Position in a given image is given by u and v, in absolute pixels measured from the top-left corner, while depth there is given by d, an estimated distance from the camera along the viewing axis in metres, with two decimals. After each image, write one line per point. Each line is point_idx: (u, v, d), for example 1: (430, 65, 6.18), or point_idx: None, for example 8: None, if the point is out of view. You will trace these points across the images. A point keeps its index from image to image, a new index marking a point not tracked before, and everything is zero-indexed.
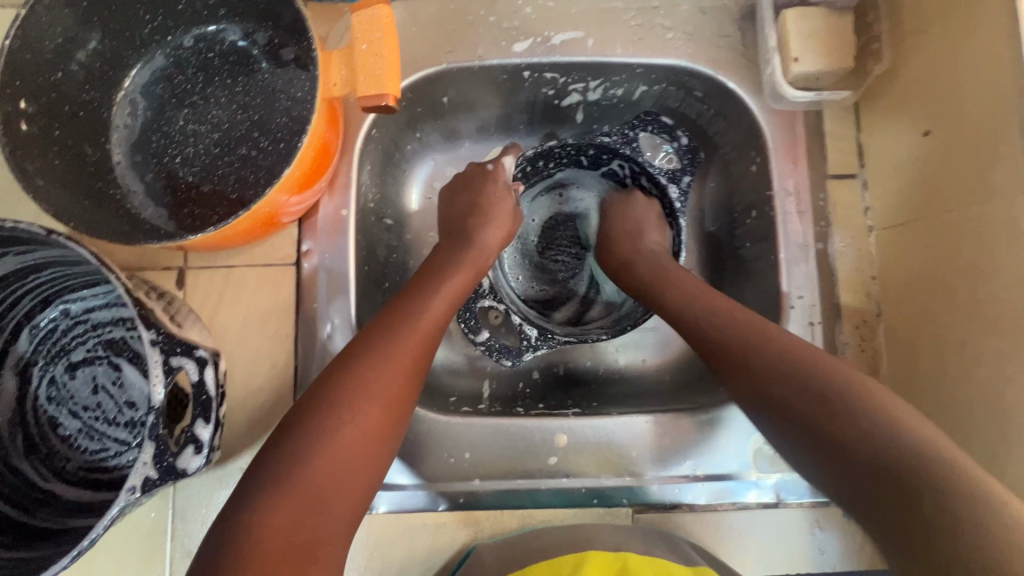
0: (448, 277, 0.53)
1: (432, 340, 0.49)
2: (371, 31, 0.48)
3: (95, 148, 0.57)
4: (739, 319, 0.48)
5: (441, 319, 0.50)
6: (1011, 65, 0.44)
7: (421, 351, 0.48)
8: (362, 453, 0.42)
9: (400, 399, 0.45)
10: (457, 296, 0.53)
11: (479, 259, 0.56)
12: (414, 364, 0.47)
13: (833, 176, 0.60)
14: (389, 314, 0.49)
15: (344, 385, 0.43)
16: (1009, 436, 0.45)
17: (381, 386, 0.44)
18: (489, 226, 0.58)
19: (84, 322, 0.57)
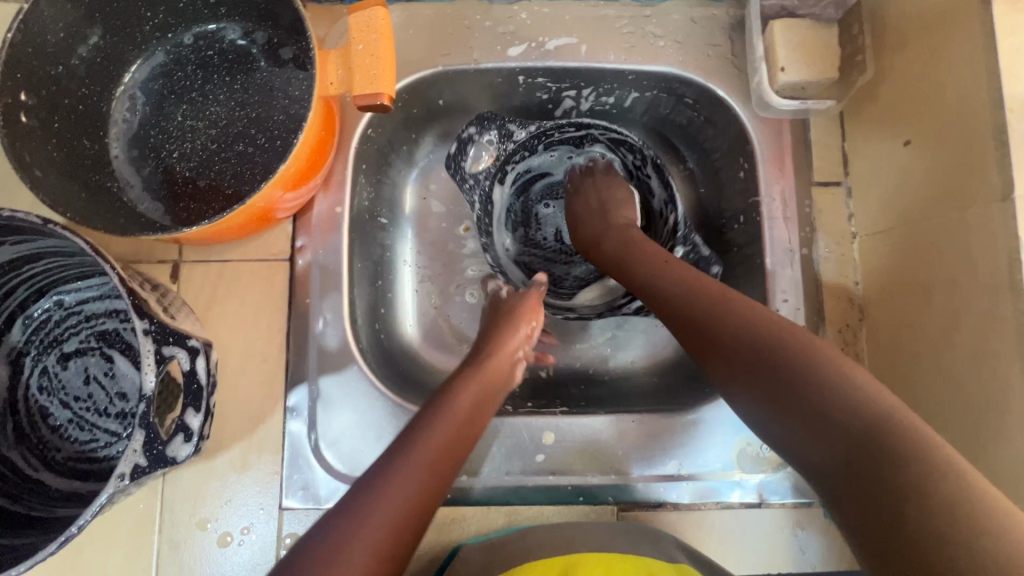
0: (498, 346, 0.55)
1: (479, 408, 0.50)
2: (368, 32, 0.49)
3: (93, 142, 0.58)
4: (705, 284, 0.48)
5: (487, 393, 0.51)
6: (986, 78, 0.45)
7: (471, 419, 0.48)
8: (410, 525, 0.40)
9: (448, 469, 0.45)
10: (507, 368, 0.54)
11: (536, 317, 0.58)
12: (462, 429, 0.47)
13: (817, 184, 0.62)
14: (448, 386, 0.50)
15: (395, 449, 0.44)
16: (986, 438, 0.46)
17: (431, 447, 0.44)
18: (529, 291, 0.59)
19: (77, 313, 0.58)
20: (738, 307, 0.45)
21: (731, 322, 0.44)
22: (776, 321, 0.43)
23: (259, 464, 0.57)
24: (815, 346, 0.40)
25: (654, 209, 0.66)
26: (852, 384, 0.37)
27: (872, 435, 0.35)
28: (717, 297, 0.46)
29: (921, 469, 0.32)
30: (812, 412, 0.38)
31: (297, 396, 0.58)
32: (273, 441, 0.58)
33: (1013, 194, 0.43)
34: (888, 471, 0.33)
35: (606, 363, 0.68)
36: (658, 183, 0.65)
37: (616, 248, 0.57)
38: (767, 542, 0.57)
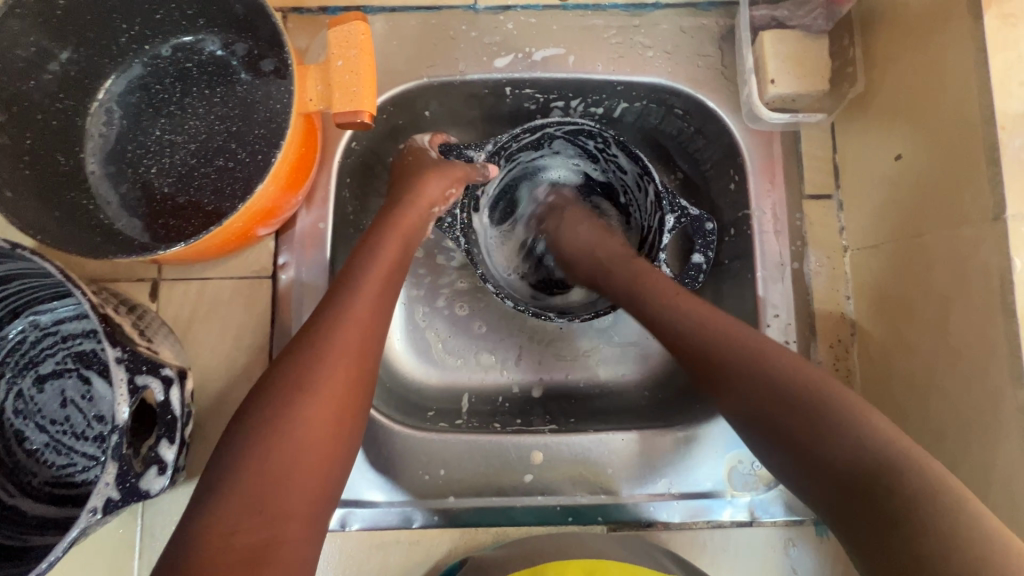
0: (384, 243, 0.51)
1: (381, 305, 0.48)
2: (348, 47, 0.48)
3: (68, 158, 0.57)
4: (730, 327, 0.47)
5: (383, 289, 0.49)
6: (977, 94, 0.44)
7: (371, 320, 0.47)
8: (332, 428, 0.42)
9: (360, 375, 0.45)
10: (397, 263, 0.51)
11: (409, 220, 0.54)
12: (365, 333, 0.46)
13: (809, 196, 0.61)
14: (341, 284, 0.48)
15: (299, 365, 0.43)
16: (978, 460, 0.45)
17: (338, 362, 0.43)
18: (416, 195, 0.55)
19: (54, 334, 0.56)
20: (763, 358, 0.44)
21: (754, 370, 0.43)
22: (800, 369, 0.43)
23: None
24: (840, 400, 0.40)
25: (634, 184, 0.64)
26: (885, 441, 0.38)
27: (884, 489, 0.36)
28: (735, 338, 0.45)
29: (935, 519, 0.34)
30: (822, 459, 0.39)
31: None
32: None
33: (1005, 214, 0.43)
34: (895, 535, 0.35)
35: (597, 378, 0.67)
36: (624, 157, 0.62)
37: (627, 282, 0.54)
38: (760, 560, 0.56)
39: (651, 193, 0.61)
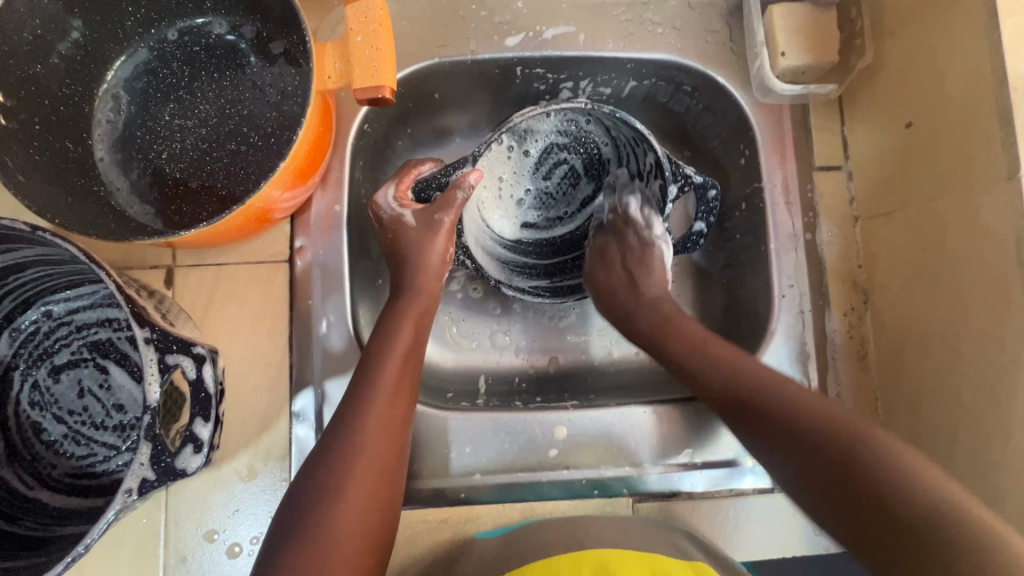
0: (400, 328, 0.52)
1: (402, 386, 0.48)
2: (366, 22, 0.47)
3: (77, 144, 0.56)
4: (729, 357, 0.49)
5: (403, 372, 0.49)
6: (989, 57, 0.45)
7: (395, 402, 0.47)
8: (368, 518, 0.42)
9: (388, 465, 0.45)
10: (413, 346, 0.51)
11: (423, 304, 0.55)
12: (390, 422, 0.46)
13: (819, 168, 0.62)
14: (364, 372, 0.48)
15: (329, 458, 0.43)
16: (996, 415, 0.46)
17: (365, 456, 0.44)
18: (425, 274, 0.55)
19: (68, 324, 0.55)
20: (772, 386, 0.45)
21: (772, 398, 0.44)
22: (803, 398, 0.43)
23: (267, 472, 0.56)
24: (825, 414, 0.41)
25: (626, 143, 0.62)
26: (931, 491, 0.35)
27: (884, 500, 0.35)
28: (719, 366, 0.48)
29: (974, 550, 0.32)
30: (842, 493, 0.38)
31: (304, 400, 0.57)
32: (279, 447, 0.56)
33: (1019, 173, 0.43)
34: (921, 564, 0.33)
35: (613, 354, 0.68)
36: (620, 122, 0.59)
37: (653, 325, 0.55)
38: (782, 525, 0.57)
39: (649, 161, 0.60)
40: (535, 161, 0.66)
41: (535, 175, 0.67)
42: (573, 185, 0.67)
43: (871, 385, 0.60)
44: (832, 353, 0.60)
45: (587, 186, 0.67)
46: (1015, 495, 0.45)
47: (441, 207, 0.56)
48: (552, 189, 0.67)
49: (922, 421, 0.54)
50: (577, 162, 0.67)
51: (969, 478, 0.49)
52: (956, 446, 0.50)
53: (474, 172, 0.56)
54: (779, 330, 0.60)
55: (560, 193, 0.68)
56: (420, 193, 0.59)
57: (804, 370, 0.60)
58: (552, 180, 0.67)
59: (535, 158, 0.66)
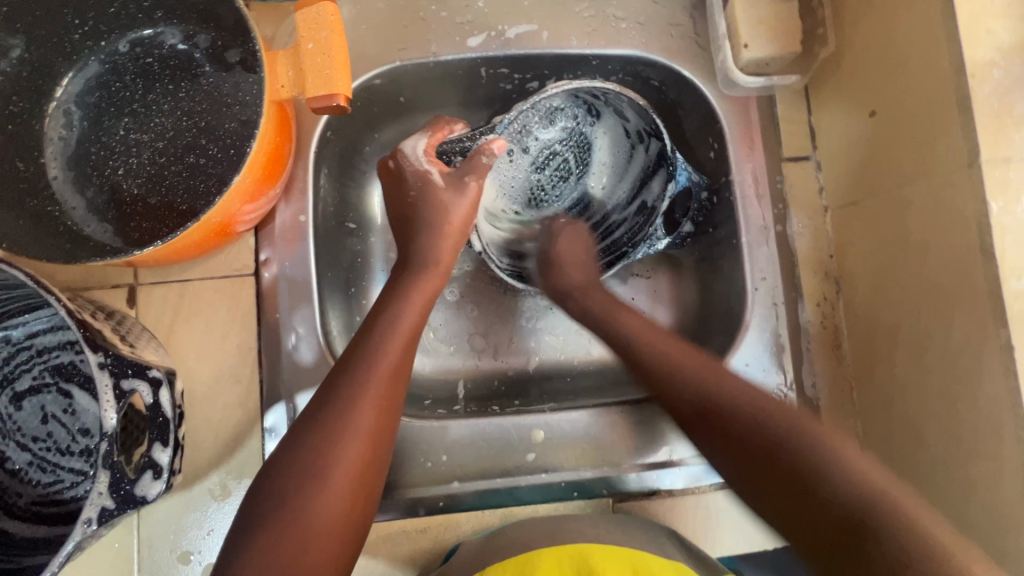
0: (410, 306, 0.50)
1: (403, 369, 0.47)
2: (317, 29, 0.47)
3: (28, 163, 0.54)
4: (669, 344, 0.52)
5: (402, 357, 0.47)
6: (945, 44, 0.45)
7: (393, 382, 0.46)
8: (352, 504, 0.42)
9: (380, 451, 0.44)
10: (417, 326, 0.50)
11: (436, 280, 0.53)
12: (384, 406, 0.45)
13: (787, 159, 0.62)
14: (358, 354, 0.46)
15: (318, 436, 0.42)
16: (964, 401, 0.46)
17: (352, 443, 0.42)
18: (445, 241, 0.54)
19: (28, 348, 0.54)
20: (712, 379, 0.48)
21: (714, 396, 0.47)
22: (764, 402, 0.45)
23: (241, 490, 0.55)
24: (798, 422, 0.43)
25: (627, 137, 0.63)
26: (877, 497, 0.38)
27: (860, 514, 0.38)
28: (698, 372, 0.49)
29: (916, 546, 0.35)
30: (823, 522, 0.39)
31: (275, 416, 0.56)
32: (252, 463, 0.55)
33: (979, 159, 0.43)
34: (868, 540, 0.37)
35: (591, 355, 0.67)
36: (630, 113, 0.61)
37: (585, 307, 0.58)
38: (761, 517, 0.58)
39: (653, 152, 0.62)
40: (533, 158, 0.66)
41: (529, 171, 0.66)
42: (569, 183, 0.67)
43: (845, 374, 0.60)
44: (806, 344, 0.60)
45: (578, 184, 0.67)
46: (986, 480, 0.45)
47: (468, 171, 0.55)
48: (545, 183, 0.67)
49: (895, 409, 0.54)
50: (576, 159, 0.66)
51: (940, 463, 0.49)
52: (928, 433, 0.50)
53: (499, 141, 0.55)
54: (754, 323, 0.60)
55: (552, 186, 0.67)
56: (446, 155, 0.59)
57: (779, 361, 0.60)
58: (544, 177, 0.66)
59: (533, 156, 0.65)
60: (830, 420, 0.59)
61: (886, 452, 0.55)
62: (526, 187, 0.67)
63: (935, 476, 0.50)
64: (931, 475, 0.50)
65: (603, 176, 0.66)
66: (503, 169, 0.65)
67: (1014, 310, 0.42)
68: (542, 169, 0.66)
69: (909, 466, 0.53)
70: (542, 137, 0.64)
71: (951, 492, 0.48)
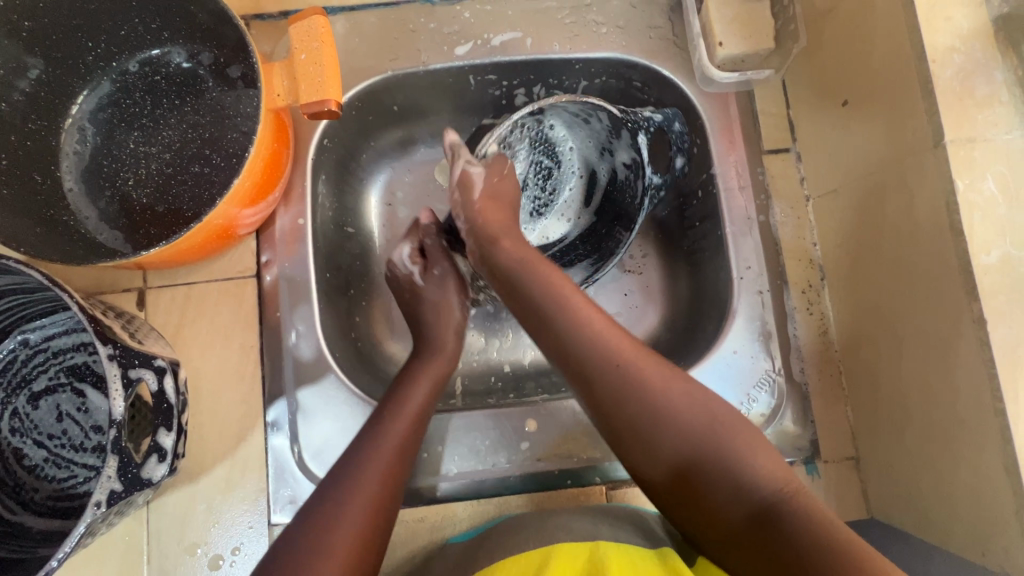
0: (414, 389, 0.53)
1: (412, 444, 0.49)
2: (309, 41, 0.50)
3: (45, 177, 0.58)
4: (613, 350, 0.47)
5: (413, 429, 0.49)
6: (908, 32, 0.47)
7: (404, 450, 0.48)
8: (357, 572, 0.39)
9: (388, 505, 0.44)
10: (427, 406, 0.53)
11: (442, 369, 0.56)
12: (393, 472, 0.46)
13: (768, 151, 0.64)
14: (374, 425, 0.49)
15: (333, 495, 0.42)
16: (943, 378, 0.47)
17: (365, 495, 0.43)
18: (445, 331, 0.59)
19: (44, 351, 0.57)
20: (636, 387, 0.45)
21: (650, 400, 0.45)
22: (695, 420, 0.44)
23: (245, 483, 0.57)
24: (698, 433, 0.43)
25: (579, 119, 0.63)
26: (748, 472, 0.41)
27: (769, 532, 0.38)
28: (644, 380, 0.45)
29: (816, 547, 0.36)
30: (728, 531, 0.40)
31: (276, 411, 0.58)
32: (256, 457, 0.57)
33: (944, 140, 0.45)
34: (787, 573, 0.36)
35: None
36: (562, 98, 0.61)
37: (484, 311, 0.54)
38: None
39: (604, 120, 0.62)
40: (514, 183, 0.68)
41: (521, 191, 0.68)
42: (554, 174, 0.68)
43: (834, 359, 0.61)
44: (793, 331, 0.61)
45: (566, 172, 0.68)
46: (968, 453, 0.45)
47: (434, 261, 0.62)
48: (536, 190, 0.69)
49: (881, 391, 0.55)
50: (546, 159, 0.68)
51: (927, 441, 0.49)
52: (912, 412, 0.51)
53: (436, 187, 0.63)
54: (741, 311, 0.61)
55: (544, 187, 0.69)
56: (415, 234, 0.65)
57: (767, 348, 0.61)
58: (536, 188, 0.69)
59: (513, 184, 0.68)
60: (820, 405, 0.60)
61: (874, 434, 0.56)
62: (526, 205, 0.69)
63: (922, 454, 0.50)
64: (919, 454, 0.51)
65: (578, 154, 0.67)
66: None
67: (985, 284, 0.43)
68: (530, 181, 0.68)
69: (897, 446, 0.53)
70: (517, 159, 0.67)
71: (937, 470, 0.49)
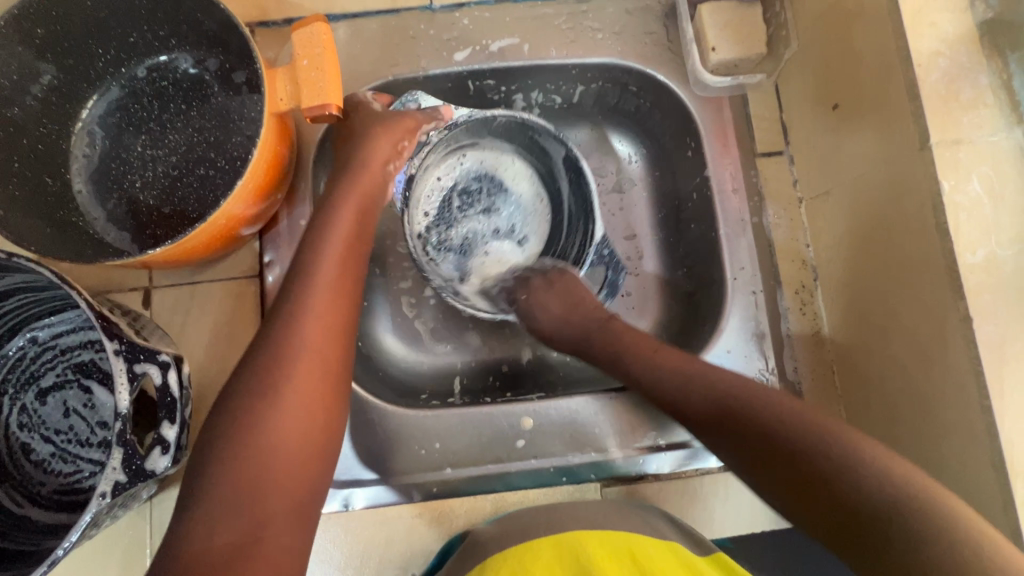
0: (328, 240, 0.51)
1: (336, 295, 0.49)
2: (312, 47, 0.51)
3: (56, 179, 0.60)
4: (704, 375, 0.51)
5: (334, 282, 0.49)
6: (894, 37, 0.48)
7: (331, 307, 0.48)
8: (306, 438, 0.44)
9: (322, 377, 0.46)
10: (348, 248, 0.52)
11: (369, 181, 0.55)
12: (320, 335, 0.46)
13: (762, 154, 0.65)
14: (290, 284, 0.48)
15: (259, 373, 0.44)
16: (932, 376, 0.47)
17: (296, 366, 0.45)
18: (358, 187, 0.54)
19: (53, 348, 0.58)
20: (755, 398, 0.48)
21: (716, 404, 0.49)
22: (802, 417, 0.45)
23: None
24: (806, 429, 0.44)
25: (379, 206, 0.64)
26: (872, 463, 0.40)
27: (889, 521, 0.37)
28: (750, 391, 0.48)
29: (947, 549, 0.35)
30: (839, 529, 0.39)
31: None
32: None
33: (930, 141, 0.46)
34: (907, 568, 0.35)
35: None
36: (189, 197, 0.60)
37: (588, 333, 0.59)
38: (750, 500, 0.59)
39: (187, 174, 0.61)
40: (484, 215, 0.69)
41: (508, 219, 0.69)
42: (459, 184, 0.68)
43: (827, 359, 0.61)
44: (786, 331, 0.62)
45: (468, 176, 0.68)
46: (957, 450, 0.46)
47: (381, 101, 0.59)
48: (478, 195, 0.69)
49: (873, 390, 0.55)
50: (457, 197, 0.68)
51: (919, 438, 0.50)
52: (902, 410, 0.52)
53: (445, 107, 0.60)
54: (735, 311, 0.62)
55: (475, 191, 0.69)
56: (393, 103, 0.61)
57: (760, 348, 0.61)
58: (506, 205, 0.69)
59: (482, 222, 0.69)
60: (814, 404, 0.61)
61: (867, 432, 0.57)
62: (494, 203, 0.69)
63: (913, 452, 0.51)
64: (910, 452, 0.51)
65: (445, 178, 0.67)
66: (515, 226, 0.69)
67: (970, 283, 0.43)
68: (477, 200, 0.69)
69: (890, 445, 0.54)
70: (480, 221, 0.69)
71: (929, 467, 0.49)
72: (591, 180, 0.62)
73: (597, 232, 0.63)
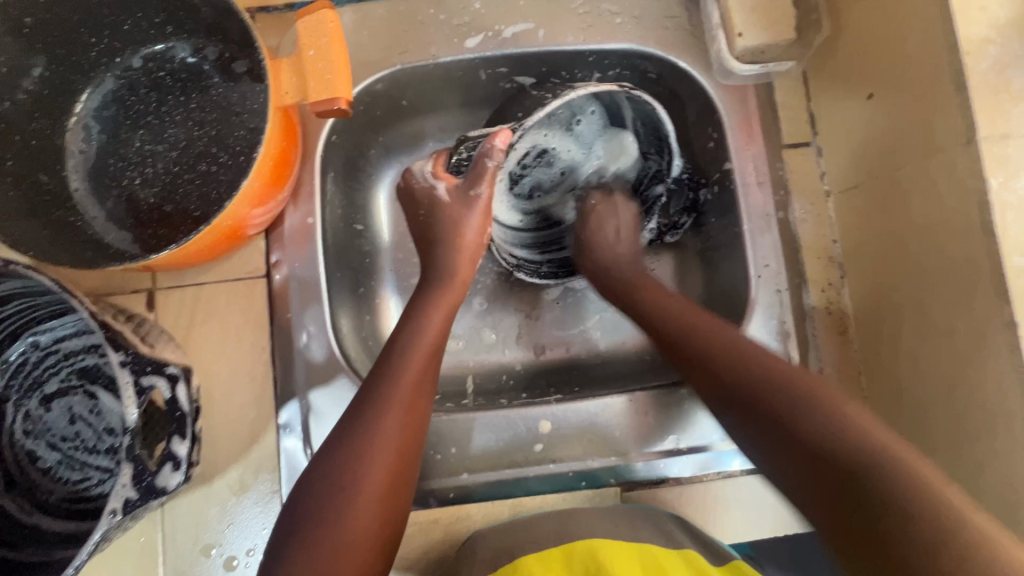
0: (429, 317, 0.51)
1: (427, 380, 0.48)
2: (318, 37, 0.49)
3: (52, 177, 0.57)
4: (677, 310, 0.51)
5: (426, 371, 0.48)
6: (939, 24, 0.45)
7: (419, 394, 0.47)
8: (382, 520, 0.42)
9: (402, 470, 0.44)
10: (442, 330, 0.51)
11: (455, 295, 0.54)
12: (410, 423, 0.45)
13: (787, 146, 0.62)
14: (386, 368, 0.47)
15: (346, 455, 0.43)
16: (972, 383, 0.45)
17: (384, 449, 0.43)
18: (461, 258, 0.55)
19: (56, 353, 0.56)
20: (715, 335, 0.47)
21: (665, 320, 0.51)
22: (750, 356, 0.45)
23: (257, 485, 0.57)
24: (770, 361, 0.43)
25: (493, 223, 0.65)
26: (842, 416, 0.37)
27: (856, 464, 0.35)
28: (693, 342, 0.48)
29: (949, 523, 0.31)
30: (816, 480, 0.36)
31: (288, 413, 0.58)
32: (269, 459, 0.57)
33: (977, 136, 0.43)
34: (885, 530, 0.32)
35: (599, 347, 0.68)
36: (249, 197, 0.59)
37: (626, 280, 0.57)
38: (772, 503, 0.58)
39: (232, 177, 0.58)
40: (548, 169, 0.65)
41: (570, 163, 0.65)
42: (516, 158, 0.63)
43: (853, 359, 0.60)
44: (811, 330, 0.60)
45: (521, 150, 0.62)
46: (994, 459, 0.44)
47: (475, 180, 0.54)
48: (537, 159, 0.64)
49: (903, 394, 0.53)
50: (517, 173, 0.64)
51: (953, 445, 0.48)
52: (937, 416, 0.50)
53: (501, 133, 0.51)
54: (759, 310, 0.60)
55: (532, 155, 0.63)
56: (454, 167, 0.58)
57: (785, 348, 0.59)
58: (563, 151, 0.64)
59: (548, 177, 0.66)
60: None
61: None
62: (551, 153, 0.64)
63: (948, 460, 0.49)
64: (942, 458, 0.50)
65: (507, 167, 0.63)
66: (578, 163, 0.65)
67: (1016, 287, 0.41)
68: (536, 165, 0.65)
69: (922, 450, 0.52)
70: (547, 176, 0.66)
71: (963, 474, 0.47)
72: (670, 127, 0.57)
73: (672, 170, 0.62)
